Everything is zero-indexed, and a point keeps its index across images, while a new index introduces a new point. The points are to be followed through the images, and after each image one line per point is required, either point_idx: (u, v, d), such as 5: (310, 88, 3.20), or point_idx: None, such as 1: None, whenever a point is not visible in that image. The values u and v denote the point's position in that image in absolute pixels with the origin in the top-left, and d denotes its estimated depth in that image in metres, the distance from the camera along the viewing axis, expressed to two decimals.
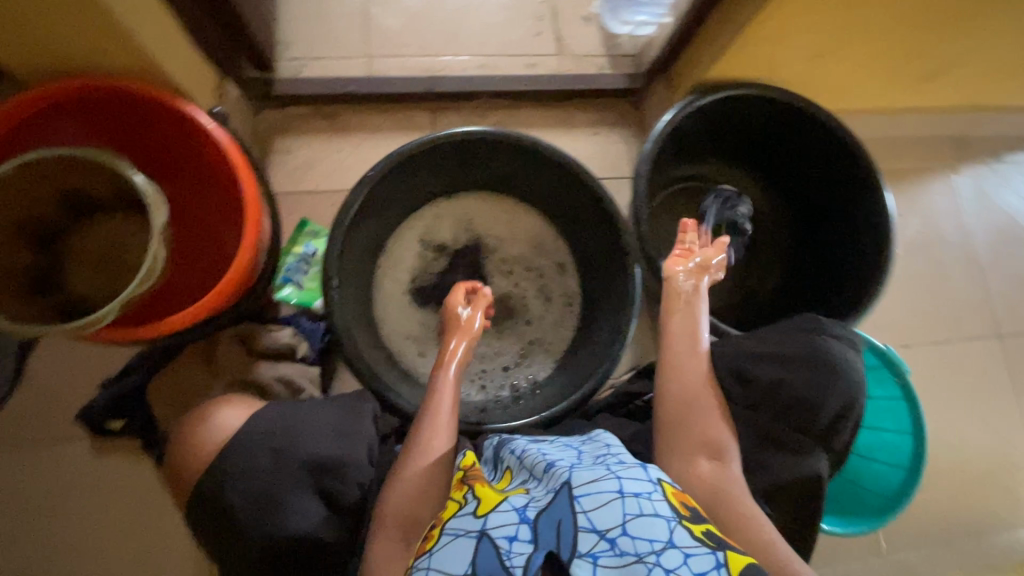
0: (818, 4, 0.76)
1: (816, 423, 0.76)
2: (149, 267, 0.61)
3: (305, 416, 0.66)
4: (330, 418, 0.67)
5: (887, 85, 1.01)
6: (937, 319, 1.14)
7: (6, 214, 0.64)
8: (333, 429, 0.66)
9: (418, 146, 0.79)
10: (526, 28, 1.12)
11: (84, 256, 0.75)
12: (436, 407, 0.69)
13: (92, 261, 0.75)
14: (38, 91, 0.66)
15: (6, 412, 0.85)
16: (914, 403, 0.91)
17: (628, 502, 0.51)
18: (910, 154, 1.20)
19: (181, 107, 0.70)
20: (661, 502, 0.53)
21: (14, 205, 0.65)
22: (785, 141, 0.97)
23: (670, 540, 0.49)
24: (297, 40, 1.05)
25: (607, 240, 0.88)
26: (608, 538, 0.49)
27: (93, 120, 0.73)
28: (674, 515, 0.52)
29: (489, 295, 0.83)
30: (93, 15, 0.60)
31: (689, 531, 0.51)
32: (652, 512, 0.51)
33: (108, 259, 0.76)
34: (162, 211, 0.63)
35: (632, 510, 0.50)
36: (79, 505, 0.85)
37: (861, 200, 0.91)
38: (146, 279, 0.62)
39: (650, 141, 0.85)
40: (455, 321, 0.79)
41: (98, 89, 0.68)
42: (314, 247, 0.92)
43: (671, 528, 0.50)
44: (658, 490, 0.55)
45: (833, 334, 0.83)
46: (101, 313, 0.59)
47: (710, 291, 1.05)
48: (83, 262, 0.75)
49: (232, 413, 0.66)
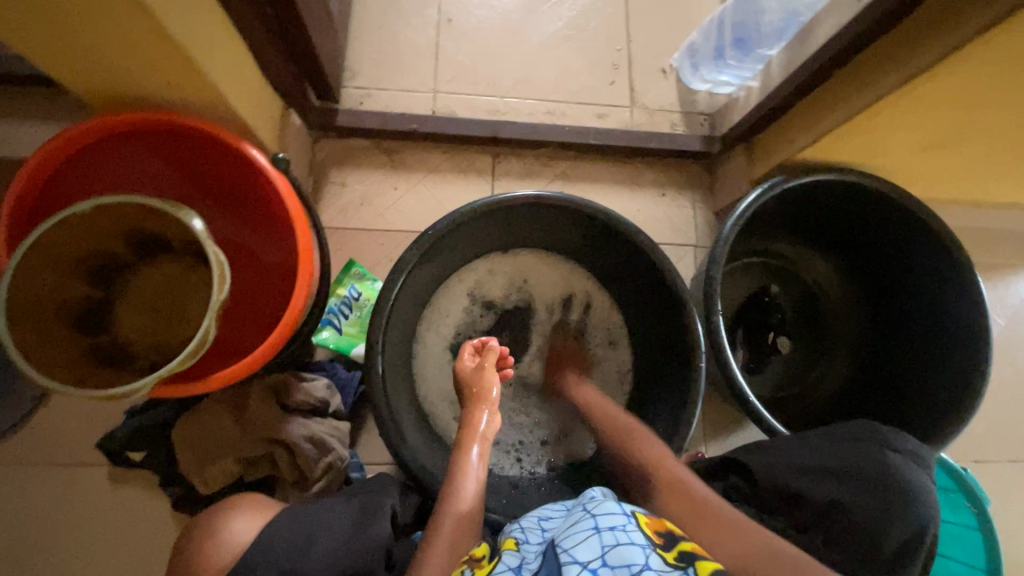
0: (941, 102, 0.68)
1: (880, 556, 0.65)
2: (199, 341, 0.60)
3: (319, 522, 0.60)
4: (343, 522, 0.61)
5: (996, 181, 0.92)
6: (1018, 435, 1.04)
7: (72, 251, 0.62)
8: (350, 534, 0.60)
9: (481, 208, 0.74)
10: (601, 75, 1.07)
11: (136, 292, 0.73)
12: (458, 490, 0.64)
13: (144, 297, 0.73)
14: (113, 120, 0.63)
15: (29, 428, 0.83)
16: (993, 538, 0.82)
17: (603, 534, 0.51)
18: (1009, 249, 1.09)
19: (247, 151, 0.67)
20: (636, 531, 0.52)
21: (82, 244, 0.63)
22: (867, 229, 0.90)
23: (645, 564, 0.47)
24: (365, 69, 1.02)
25: (669, 323, 0.80)
26: (589, 569, 0.48)
27: (160, 154, 0.71)
28: (650, 543, 0.51)
29: (500, 349, 0.77)
30: (166, 55, 0.57)
31: (664, 557, 0.49)
32: (627, 541, 0.50)
33: (160, 297, 0.73)
34: (224, 289, 0.62)
35: (609, 540, 0.50)
36: (89, 534, 0.82)
37: (953, 308, 0.83)
38: (192, 353, 0.60)
39: (731, 223, 0.78)
40: (471, 386, 0.74)
41: (172, 124, 0.66)
42: (358, 291, 0.88)
43: (646, 554, 0.49)
44: (632, 519, 0.53)
45: (895, 449, 0.71)
46: (139, 382, 0.57)
47: (767, 379, 0.98)
48: (135, 297, 0.72)
49: (242, 523, 0.58)
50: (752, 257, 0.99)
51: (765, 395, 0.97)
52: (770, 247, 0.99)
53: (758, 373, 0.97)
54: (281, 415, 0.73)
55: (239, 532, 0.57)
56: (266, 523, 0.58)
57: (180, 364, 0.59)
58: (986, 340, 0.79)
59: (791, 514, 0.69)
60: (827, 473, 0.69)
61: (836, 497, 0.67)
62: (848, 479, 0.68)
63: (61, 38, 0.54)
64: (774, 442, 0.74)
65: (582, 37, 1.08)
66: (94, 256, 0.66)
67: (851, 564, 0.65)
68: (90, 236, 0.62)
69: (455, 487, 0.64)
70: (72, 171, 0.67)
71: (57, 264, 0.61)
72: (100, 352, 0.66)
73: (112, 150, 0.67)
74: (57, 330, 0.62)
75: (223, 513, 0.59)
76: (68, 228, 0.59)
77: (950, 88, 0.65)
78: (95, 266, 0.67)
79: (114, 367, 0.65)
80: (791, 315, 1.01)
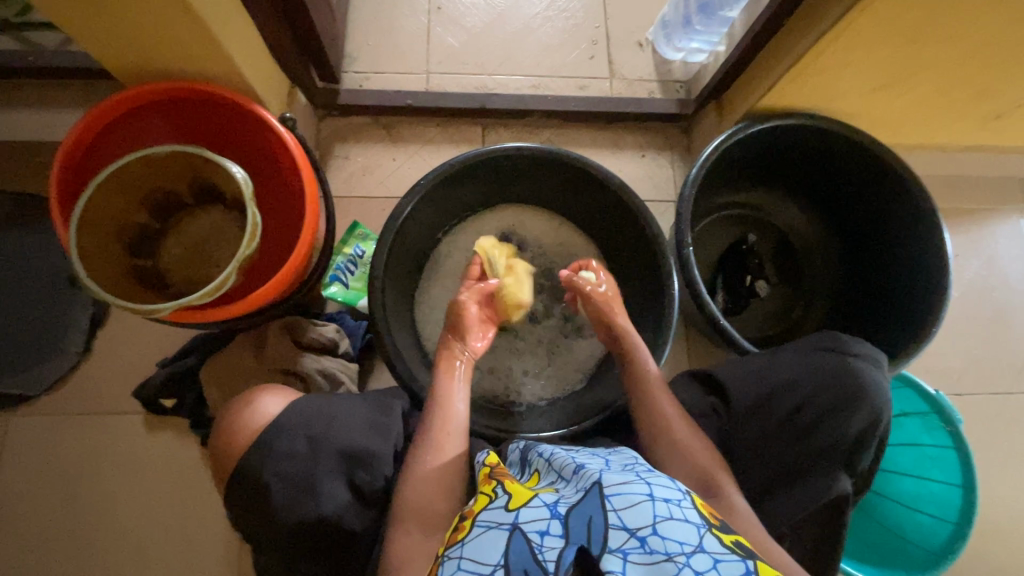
0: (881, 39, 0.75)
1: (839, 446, 0.69)
2: (219, 281, 0.69)
3: (339, 407, 0.69)
4: (363, 414, 0.70)
5: (953, 123, 0.98)
6: (998, 369, 1.08)
7: (134, 185, 0.78)
8: (366, 422, 0.69)
9: (467, 158, 0.82)
10: (580, 51, 1.15)
11: (186, 231, 0.88)
12: (446, 406, 0.68)
13: (189, 236, 0.88)
14: (168, 88, 0.75)
15: (73, 382, 0.92)
16: (966, 453, 0.86)
17: (658, 504, 0.46)
18: (976, 194, 1.14)
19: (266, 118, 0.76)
20: (691, 509, 0.47)
21: (142, 181, 0.78)
22: (835, 171, 0.95)
23: (699, 544, 0.43)
24: (363, 55, 1.11)
25: (647, 259, 0.87)
26: (638, 536, 0.43)
27: (204, 122, 0.82)
28: (707, 523, 0.46)
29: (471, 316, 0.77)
30: (189, 31, 0.67)
31: (720, 539, 0.45)
32: (682, 517, 0.46)
33: (203, 241, 0.88)
34: (252, 242, 0.72)
35: (663, 512, 0.45)
36: (126, 474, 0.91)
37: (917, 235, 0.88)
38: (214, 290, 0.69)
39: (697, 166, 0.85)
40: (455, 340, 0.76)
41: (215, 95, 0.76)
42: (363, 249, 0.95)
43: (701, 534, 0.44)
44: (687, 497, 0.49)
45: (855, 353, 0.74)
46: (160, 305, 0.67)
47: (749, 318, 1.04)
48: (184, 234, 0.88)
49: (271, 401, 0.69)
50: (731, 208, 1.05)
51: (747, 335, 1.02)
52: (746, 197, 1.05)
53: (739, 315, 1.03)
54: (296, 350, 0.83)
55: (269, 408, 0.68)
56: (288, 405, 0.67)
57: (203, 298, 0.69)
58: (946, 265, 0.84)
59: (759, 419, 0.72)
60: (793, 378, 0.72)
61: (801, 399, 0.71)
62: (812, 382, 0.71)
63: (100, 20, 0.64)
64: (756, 358, 0.76)
65: (562, 17, 1.16)
66: (154, 193, 0.82)
67: (810, 458, 0.69)
68: (145, 175, 0.77)
69: (444, 400, 0.69)
70: (134, 130, 0.79)
71: (121, 195, 0.77)
72: (138, 272, 0.82)
73: (152, 122, 0.79)
74: (111, 244, 0.78)
75: (257, 392, 0.70)
76: (129, 169, 0.74)
77: (887, 24, 0.72)
78: (155, 202, 0.83)
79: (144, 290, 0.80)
80: (769, 261, 1.07)
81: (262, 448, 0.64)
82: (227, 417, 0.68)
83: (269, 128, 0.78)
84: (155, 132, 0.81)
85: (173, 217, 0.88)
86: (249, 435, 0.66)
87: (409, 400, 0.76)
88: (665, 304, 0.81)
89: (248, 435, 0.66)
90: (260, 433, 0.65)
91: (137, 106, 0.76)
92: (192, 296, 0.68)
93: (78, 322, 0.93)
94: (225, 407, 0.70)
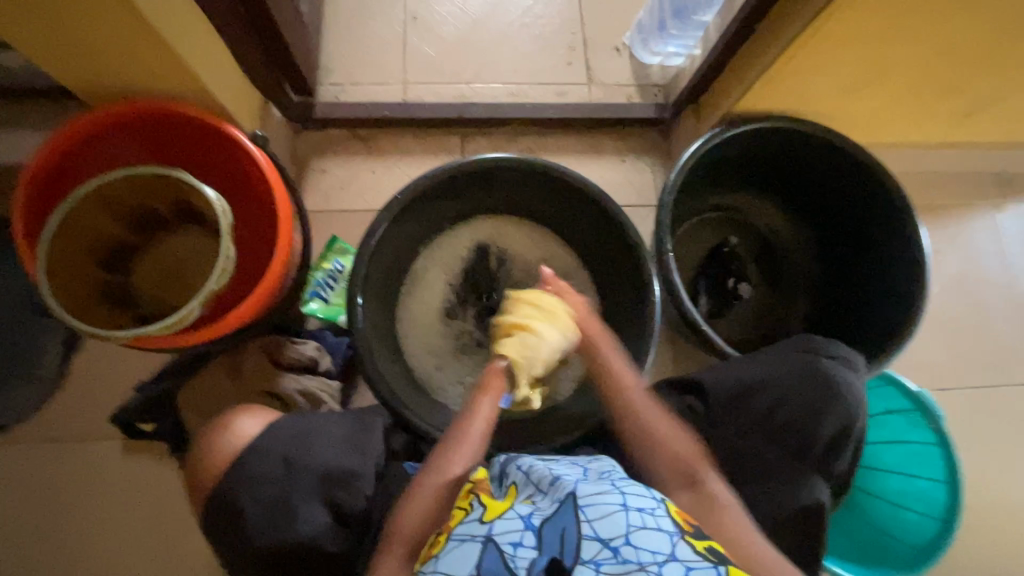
0: (850, 41, 0.75)
1: (814, 447, 0.69)
2: (181, 315, 0.67)
3: (319, 427, 0.68)
4: (342, 432, 0.69)
5: (927, 121, 0.98)
6: (980, 363, 1.09)
7: (110, 204, 0.76)
8: (346, 442, 0.68)
9: (444, 171, 0.81)
10: (558, 57, 1.15)
11: (165, 250, 0.87)
12: (466, 432, 0.65)
13: (167, 256, 0.87)
14: (146, 107, 0.73)
15: (46, 409, 0.90)
16: (949, 450, 0.87)
17: (631, 513, 0.46)
18: (952, 190, 1.15)
19: (244, 145, 0.75)
20: (665, 517, 0.47)
21: (118, 201, 0.77)
22: (813, 172, 0.95)
23: (672, 553, 0.43)
24: (338, 67, 1.10)
25: (628, 267, 0.86)
26: (611, 546, 0.43)
27: (182, 144, 0.81)
28: (679, 531, 0.46)
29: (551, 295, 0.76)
30: (153, 51, 0.66)
31: (693, 546, 0.44)
32: (655, 526, 0.45)
33: (181, 262, 0.87)
34: (221, 277, 0.71)
35: (636, 521, 0.45)
36: (103, 502, 0.89)
37: (895, 236, 0.89)
38: (175, 323, 0.68)
39: (675, 172, 0.84)
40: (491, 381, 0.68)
41: (193, 117, 0.75)
42: (342, 264, 0.93)
43: (673, 542, 0.44)
44: (662, 505, 0.48)
45: (830, 355, 0.74)
46: (119, 333, 0.66)
47: (732, 320, 1.04)
48: (163, 253, 0.87)
49: (249, 422, 0.68)
50: (710, 211, 1.05)
51: (730, 339, 1.02)
52: (725, 200, 1.05)
53: (721, 318, 1.03)
54: (276, 370, 0.82)
55: (247, 430, 0.67)
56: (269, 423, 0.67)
57: (166, 329, 0.67)
58: (922, 266, 0.85)
59: (733, 422, 0.72)
60: (762, 379, 0.72)
61: (773, 402, 0.71)
62: (785, 385, 0.71)
63: (58, 41, 0.62)
64: (731, 363, 0.75)
65: (538, 24, 1.16)
66: (134, 210, 0.81)
67: (785, 461, 0.69)
68: (120, 194, 0.76)
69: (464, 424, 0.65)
70: (110, 148, 0.77)
71: (98, 212, 0.76)
72: (108, 289, 0.80)
73: (130, 140, 0.78)
74: (85, 260, 0.77)
75: (235, 414, 0.69)
76: (103, 189, 0.73)
77: (855, 26, 0.72)
78: (136, 218, 0.82)
79: (113, 308, 0.79)
80: (752, 263, 1.07)
81: (238, 471, 0.63)
82: (203, 445, 0.67)
83: (248, 156, 0.77)
84: (134, 150, 0.80)
85: (154, 235, 0.87)
86: (228, 458, 0.65)
87: (391, 419, 0.75)
88: (648, 312, 0.81)
89: (226, 457, 0.65)
90: (238, 453, 0.64)
91: (112, 124, 0.74)
92: (152, 327, 0.66)
93: (52, 347, 0.91)
94: (202, 430, 0.69)
